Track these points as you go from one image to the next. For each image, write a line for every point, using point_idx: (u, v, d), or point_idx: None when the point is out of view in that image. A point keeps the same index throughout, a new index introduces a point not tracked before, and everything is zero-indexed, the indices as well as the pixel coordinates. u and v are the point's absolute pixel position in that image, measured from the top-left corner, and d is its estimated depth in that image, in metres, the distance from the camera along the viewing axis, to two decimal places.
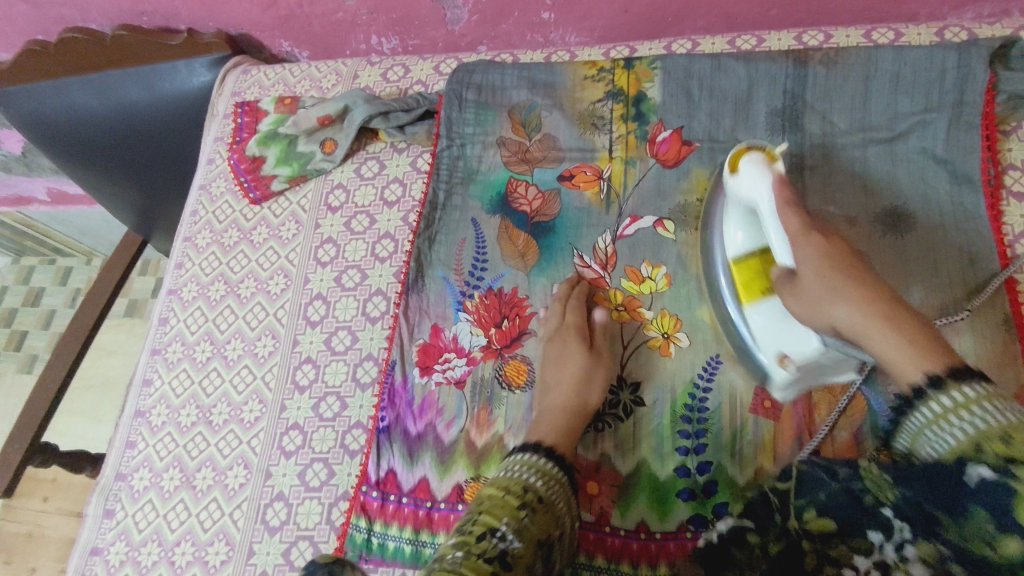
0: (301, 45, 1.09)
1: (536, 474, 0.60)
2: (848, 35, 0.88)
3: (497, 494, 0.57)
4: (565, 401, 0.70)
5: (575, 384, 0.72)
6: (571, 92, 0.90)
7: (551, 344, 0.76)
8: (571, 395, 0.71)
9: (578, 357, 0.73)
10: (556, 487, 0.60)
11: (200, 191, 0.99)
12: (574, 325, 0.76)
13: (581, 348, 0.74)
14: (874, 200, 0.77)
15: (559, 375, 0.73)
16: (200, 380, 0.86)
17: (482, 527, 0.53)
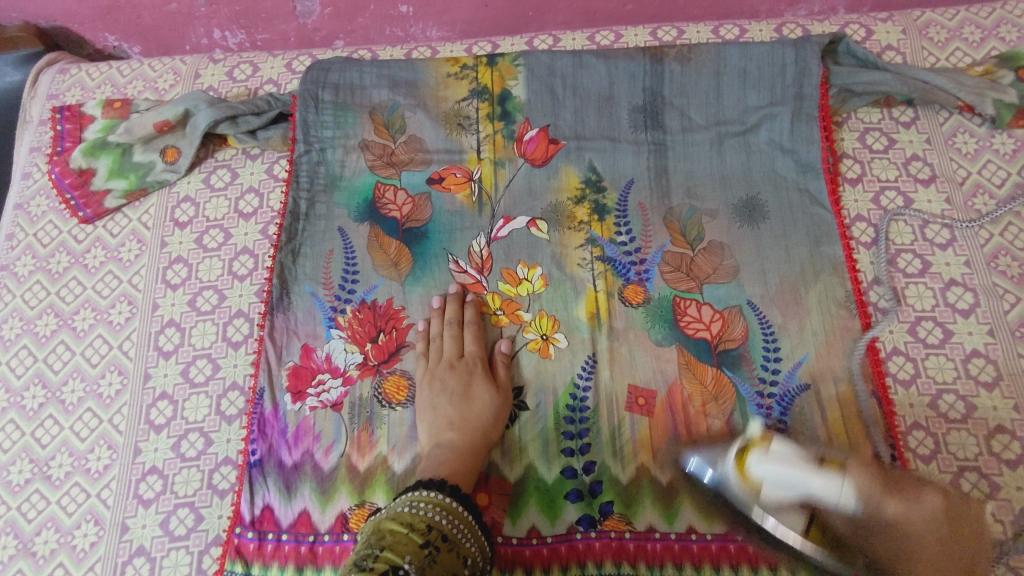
0: (131, 40, 0.98)
1: (439, 510, 0.59)
2: (699, 31, 0.91)
3: (401, 531, 0.56)
4: (473, 440, 0.69)
5: (482, 420, 0.71)
6: (434, 91, 0.87)
7: (450, 373, 0.73)
8: (478, 432, 0.70)
9: (484, 391, 0.72)
10: (462, 526, 0.60)
11: (16, 211, 0.86)
12: (474, 355, 0.74)
13: (484, 380, 0.73)
14: (731, 191, 0.81)
15: (462, 410, 0.71)
16: (32, 430, 0.76)
17: (384, 564, 0.52)
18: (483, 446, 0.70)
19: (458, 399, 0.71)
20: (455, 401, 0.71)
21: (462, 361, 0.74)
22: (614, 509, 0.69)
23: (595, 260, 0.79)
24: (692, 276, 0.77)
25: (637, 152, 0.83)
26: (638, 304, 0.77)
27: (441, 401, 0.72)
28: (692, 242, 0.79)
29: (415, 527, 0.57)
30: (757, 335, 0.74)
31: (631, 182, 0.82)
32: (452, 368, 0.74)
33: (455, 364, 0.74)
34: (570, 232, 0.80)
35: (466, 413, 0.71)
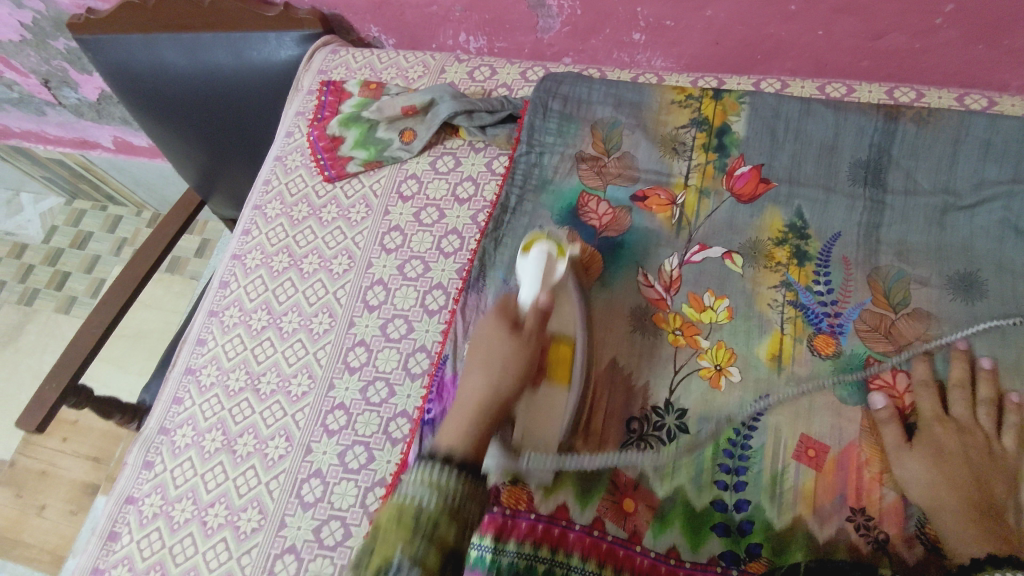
0: (390, 33, 1.11)
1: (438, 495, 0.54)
2: (941, 96, 0.87)
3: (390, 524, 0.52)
4: (488, 398, 0.65)
5: (505, 390, 0.66)
6: (656, 115, 0.91)
7: (488, 327, 0.71)
8: (494, 399, 0.65)
9: (510, 351, 0.68)
10: (459, 494, 0.55)
11: (275, 161, 1.02)
12: (541, 308, 0.72)
13: (533, 348, 0.70)
14: (949, 262, 0.77)
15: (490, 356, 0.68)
16: (253, 347, 0.88)
17: (380, 560, 0.50)
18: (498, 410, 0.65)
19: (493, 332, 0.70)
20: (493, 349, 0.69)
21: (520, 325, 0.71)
22: (761, 554, 0.67)
23: (786, 303, 0.78)
24: (890, 341, 0.74)
25: (851, 206, 0.81)
26: (829, 355, 0.75)
27: (480, 346, 0.70)
28: (895, 306, 0.76)
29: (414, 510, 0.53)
30: (954, 418, 0.70)
31: (838, 235, 0.81)
32: (510, 329, 0.70)
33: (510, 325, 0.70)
34: (766, 271, 0.80)
35: (533, 421, 0.74)
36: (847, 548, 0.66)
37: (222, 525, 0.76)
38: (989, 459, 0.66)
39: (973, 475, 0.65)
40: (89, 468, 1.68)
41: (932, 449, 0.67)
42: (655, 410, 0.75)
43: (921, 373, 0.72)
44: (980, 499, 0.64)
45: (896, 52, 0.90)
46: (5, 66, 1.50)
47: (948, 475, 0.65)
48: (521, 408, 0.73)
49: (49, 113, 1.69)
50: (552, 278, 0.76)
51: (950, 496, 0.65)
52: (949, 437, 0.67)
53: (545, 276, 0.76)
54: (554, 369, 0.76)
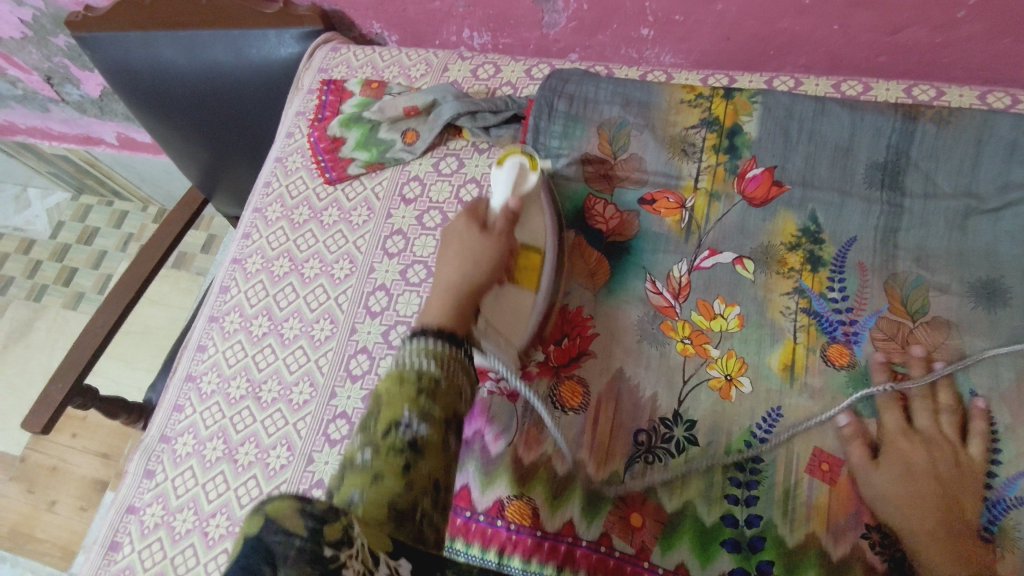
0: (392, 29, 1.09)
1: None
2: (962, 94, 0.84)
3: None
4: (461, 282, 0.65)
5: (477, 278, 0.67)
6: (665, 114, 0.88)
7: (458, 227, 0.73)
8: (464, 283, 0.66)
9: (481, 244, 0.70)
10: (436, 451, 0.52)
11: (277, 163, 1.00)
12: (512, 211, 0.75)
13: (501, 243, 0.71)
14: (970, 269, 0.74)
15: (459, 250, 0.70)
16: (254, 354, 0.86)
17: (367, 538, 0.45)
18: (471, 292, 0.65)
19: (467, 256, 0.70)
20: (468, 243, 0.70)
21: (489, 224, 0.73)
22: (773, 571, 0.65)
23: (800, 311, 0.76)
24: (908, 351, 0.72)
25: (868, 209, 0.79)
26: (843, 366, 0.73)
27: (451, 240, 0.72)
28: (913, 314, 0.73)
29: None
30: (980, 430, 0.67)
31: (853, 240, 0.78)
32: (478, 227, 0.72)
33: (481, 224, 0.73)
34: (778, 277, 0.78)
35: (502, 319, 0.72)
36: (861, 566, 0.64)
37: (223, 536, 0.75)
38: (958, 473, 0.65)
39: (941, 493, 0.64)
40: (98, 465, 1.68)
41: (900, 466, 0.66)
42: (664, 421, 0.73)
43: (948, 395, 0.69)
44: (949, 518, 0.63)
45: (915, 48, 0.87)
46: (8, 63, 1.49)
47: (921, 489, 0.64)
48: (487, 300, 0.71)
49: (53, 110, 1.68)
50: (523, 189, 0.78)
51: (918, 514, 0.63)
52: (916, 451, 0.66)
53: (516, 186, 0.78)
54: (522, 275, 0.75)
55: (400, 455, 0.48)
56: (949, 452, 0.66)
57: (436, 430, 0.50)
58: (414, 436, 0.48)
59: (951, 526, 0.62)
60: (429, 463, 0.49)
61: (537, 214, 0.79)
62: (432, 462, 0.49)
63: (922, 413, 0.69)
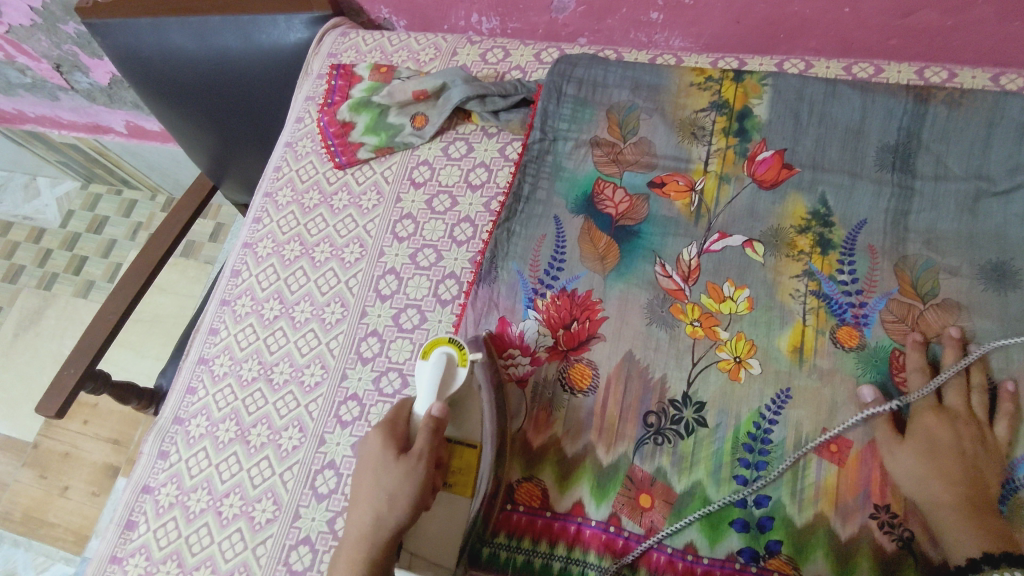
0: (400, 14, 1.09)
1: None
2: (974, 76, 0.84)
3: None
4: (370, 535, 0.63)
5: (391, 522, 0.63)
6: (674, 97, 0.88)
7: (373, 445, 0.67)
8: (380, 529, 0.63)
9: (395, 479, 0.64)
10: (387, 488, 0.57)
11: (286, 148, 1.01)
12: (436, 419, 0.68)
13: (423, 473, 0.65)
14: (981, 251, 0.74)
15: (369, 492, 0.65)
16: (265, 337, 0.87)
17: None
18: (385, 540, 0.63)
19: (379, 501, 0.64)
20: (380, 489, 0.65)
21: (408, 447, 0.66)
22: (782, 550, 0.65)
23: (809, 293, 0.76)
24: (920, 332, 0.72)
25: (878, 192, 0.79)
26: (852, 347, 0.73)
27: (363, 479, 0.66)
28: (923, 296, 0.73)
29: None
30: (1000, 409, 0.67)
31: (863, 222, 0.78)
32: (397, 453, 0.66)
33: (398, 449, 0.67)
34: (788, 260, 0.78)
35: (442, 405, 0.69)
36: (871, 546, 0.64)
37: (236, 515, 0.76)
38: (983, 450, 0.65)
39: (966, 467, 0.64)
40: (109, 450, 1.70)
41: (925, 443, 0.66)
42: (673, 403, 0.73)
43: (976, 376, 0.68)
44: (975, 491, 0.63)
45: (926, 30, 0.86)
46: (18, 51, 1.50)
47: (947, 463, 0.64)
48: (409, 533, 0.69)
49: (63, 98, 1.68)
50: (450, 390, 0.71)
51: (942, 487, 0.63)
52: (939, 427, 0.66)
53: (441, 390, 0.71)
54: (455, 479, 0.71)
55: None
56: (974, 428, 0.66)
57: None
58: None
59: (974, 500, 0.62)
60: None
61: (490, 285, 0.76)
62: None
63: (950, 389, 0.68)
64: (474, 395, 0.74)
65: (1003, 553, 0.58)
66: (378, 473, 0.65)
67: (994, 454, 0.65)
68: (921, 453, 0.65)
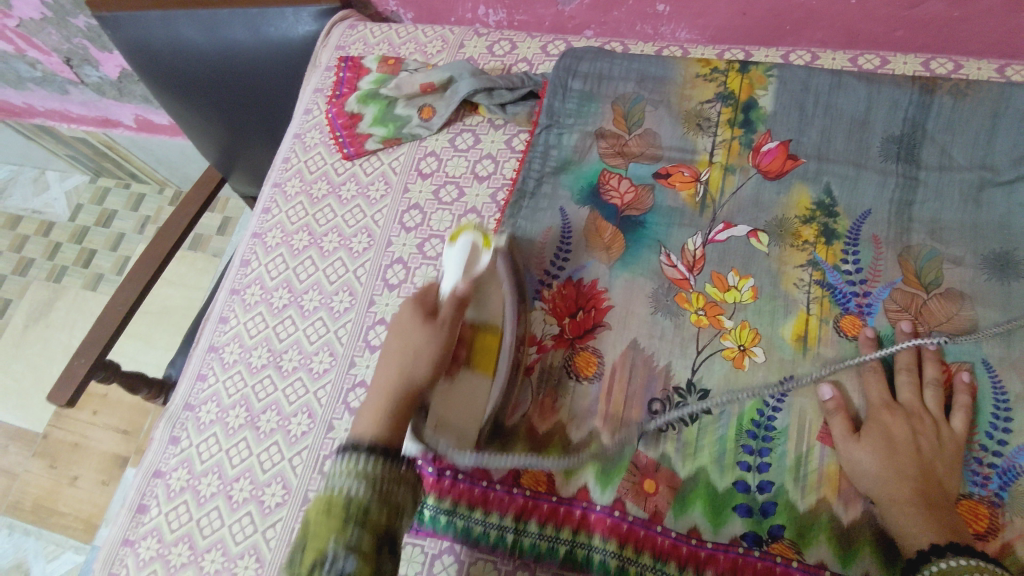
0: (408, 7, 1.10)
1: (366, 482, 0.53)
2: (980, 67, 0.84)
3: (320, 520, 0.51)
4: (398, 385, 0.61)
5: (418, 376, 0.62)
6: (680, 89, 0.89)
7: (403, 319, 0.67)
8: (403, 384, 0.62)
9: (419, 340, 0.65)
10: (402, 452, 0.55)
11: (295, 139, 1.02)
12: (462, 294, 0.68)
13: (447, 336, 0.66)
14: (985, 241, 0.75)
15: (399, 344, 0.65)
16: (274, 325, 0.88)
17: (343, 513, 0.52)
18: (408, 393, 0.61)
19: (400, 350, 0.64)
20: (405, 343, 0.64)
21: (436, 314, 0.67)
22: (785, 535, 0.66)
23: (813, 283, 0.76)
24: (922, 322, 0.73)
25: (882, 182, 0.79)
26: (855, 336, 0.73)
27: (393, 333, 0.67)
28: (927, 285, 0.74)
29: (343, 500, 0.52)
30: (988, 400, 0.68)
31: (868, 212, 0.78)
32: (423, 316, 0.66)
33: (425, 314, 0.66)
34: (792, 249, 0.78)
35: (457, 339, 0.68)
36: (872, 533, 0.65)
37: (246, 499, 0.77)
38: (938, 446, 0.65)
39: (920, 463, 0.64)
40: (119, 441, 1.72)
41: (883, 439, 0.66)
42: (677, 390, 0.74)
43: (932, 372, 0.69)
44: (930, 488, 0.63)
45: (932, 22, 0.87)
46: (28, 44, 1.51)
47: (907, 459, 0.64)
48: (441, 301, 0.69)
49: (72, 92, 1.70)
50: (474, 270, 0.71)
51: (898, 483, 0.63)
52: (894, 422, 0.67)
53: (469, 267, 0.70)
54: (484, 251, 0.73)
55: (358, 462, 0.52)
56: (934, 424, 0.67)
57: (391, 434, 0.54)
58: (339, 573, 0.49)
59: (931, 495, 0.63)
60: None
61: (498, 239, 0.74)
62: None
63: (906, 388, 0.69)
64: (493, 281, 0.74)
65: (951, 545, 0.58)
66: (406, 352, 0.64)
67: (946, 450, 0.65)
68: (878, 448, 0.66)
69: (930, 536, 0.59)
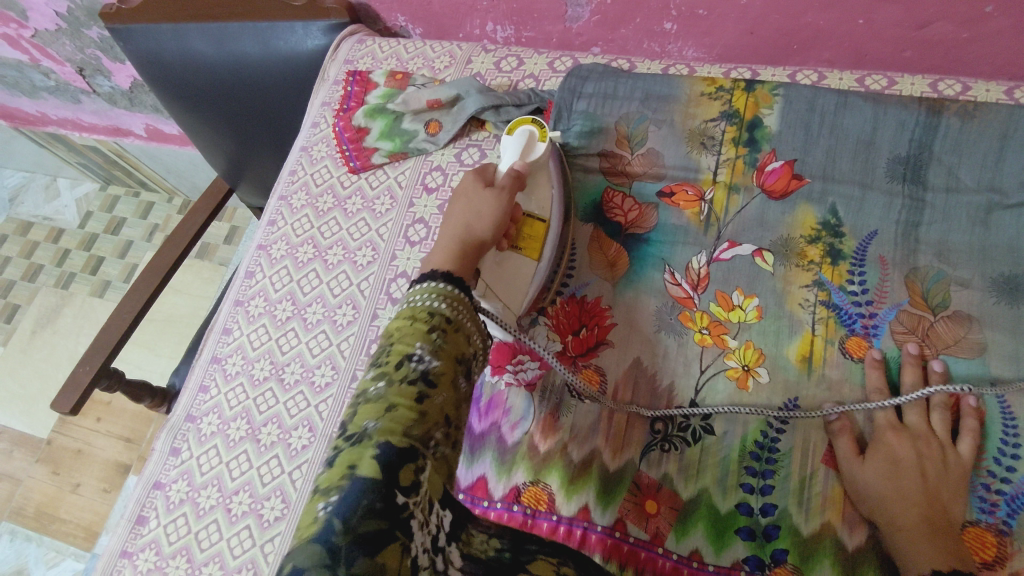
0: (416, 22, 1.10)
1: (446, 301, 0.53)
2: (989, 89, 0.83)
3: (405, 328, 0.51)
4: (463, 236, 0.63)
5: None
6: (684, 106, 0.89)
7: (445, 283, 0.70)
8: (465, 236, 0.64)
9: (486, 202, 0.67)
10: (464, 311, 0.54)
11: (302, 152, 1.02)
12: (518, 171, 0.71)
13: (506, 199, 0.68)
14: (992, 264, 0.74)
15: (456, 207, 0.67)
16: (277, 337, 0.88)
17: (397, 355, 0.49)
18: (475, 242, 0.63)
19: (466, 205, 0.67)
20: (472, 182, 0.69)
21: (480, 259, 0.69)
22: (787, 559, 0.65)
23: (818, 303, 0.76)
24: (928, 345, 0.72)
25: (889, 203, 0.79)
26: (860, 358, 0.73)
27: (455, 199, 0.69)
28: (933, 308, 0.73)
29: (427, 315, 0.52)
30: (995, 425, 0.67)
31: (874, 233, 0.78)
32: (483, 184, 0.69)
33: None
34: (797, 269, 0.78)
35: (501, 284, 0.72)
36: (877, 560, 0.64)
37: (245, 513, 0.77)
38: (944, 470, 0.64)
39: (925, 486, 0.63)
40: (121, 449, 1.72)
41: (887, 460, 0.65)
42: (679, 410, 0.73)
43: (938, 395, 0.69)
44: (934, 511, 0.61)
45: (941, 43, 0.86)
46: (42, 55, 1.53)
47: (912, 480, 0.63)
48: (488, 266, 0.71)
49: (85, 101, 1.72)
50: (530, 158, 0.75)
51: (903, 505, 0.62)
52: (898, 444, 0.66)
53: (525, 156, 0.75)
54: (523, 243, 0.74)
55: (412, 386, 0.47)
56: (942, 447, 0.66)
57: (447, 366, 0.50)
58: (425, 369, 0.48)
59: (936, 519, 0.61)
60: (443, 395, 0.48)
61: (544, 182, 0.78)
62: (444, 395, 0.48)
63: (911, 410, 0.69)
64: (544, 172, 0.78)
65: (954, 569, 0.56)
66: (465, 199, 0.68)
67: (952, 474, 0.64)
68: (880, 469, 0.65)
69: (929, 555, 0.58)
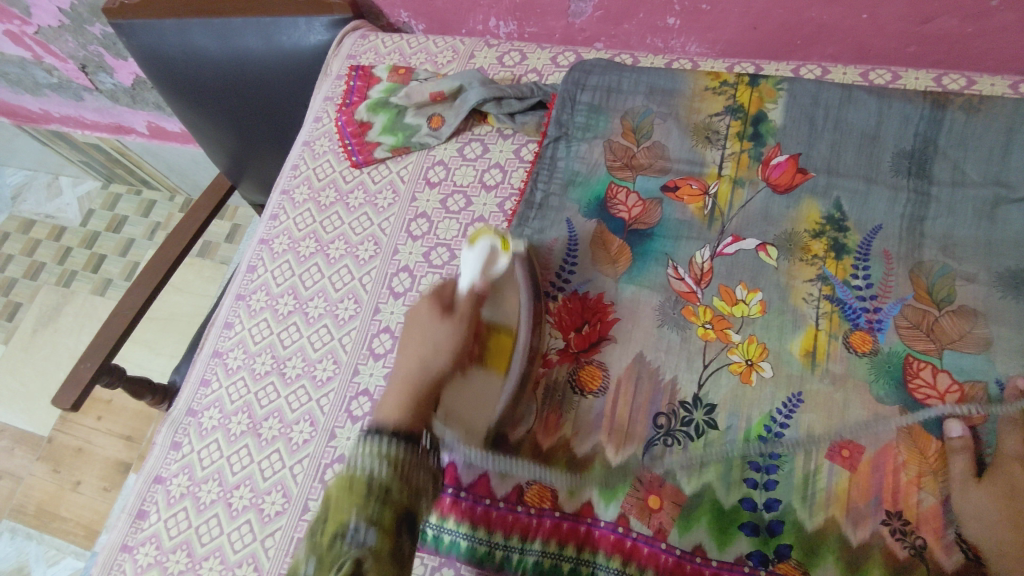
0: (419, 18, 1.10)
1: (389, 465, 0.54)
2: (994, 84, 0.83)
3: (343, 495, 0.51)
4: None
5: None
6: (689, 101, 0.89)
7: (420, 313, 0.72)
8: None
9: (441, 333, 0.69)
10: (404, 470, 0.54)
11: (305, 146, 1.02)
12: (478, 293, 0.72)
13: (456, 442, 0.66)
14: (998, 258, 0.73)
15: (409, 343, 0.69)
16: (279, 332, 0.88)
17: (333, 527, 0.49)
18: None
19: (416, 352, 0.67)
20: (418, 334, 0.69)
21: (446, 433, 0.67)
22: (791, 555, 0.65)
23: (822, 298, 0.76)
24: (933, 339, 0.71)
25: (894, 198, 0.78)
26: (866, 353, 0.72)
27: (412, 330, 0.70)
28: (938, 302, 0.73)
29: (366, 479, 0.52)
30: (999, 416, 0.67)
31: (878, 228, 0.77)
32: (442, 314, 0.70)
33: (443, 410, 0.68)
34: (801, 264, 0.78)
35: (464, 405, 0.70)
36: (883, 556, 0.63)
37: (246, 507, 0.77)
38: None
39: None
40: (122, 447, 1.72)
41: (1006, 485, 0.63)
42: (683, 404, 0.73)
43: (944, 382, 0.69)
44: None
45: (945, 38, 0.86)
46: (45, 52, 1.53)
47: (1011, 515, 0.61)
48: (452, 390, 0.68)
49: (87, 98, 1.72)
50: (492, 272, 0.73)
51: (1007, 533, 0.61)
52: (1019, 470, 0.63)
53: (487, 270, 0.73)
54: (489, 359, 0.73)
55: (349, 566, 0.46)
56: None
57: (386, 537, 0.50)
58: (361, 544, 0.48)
59: None
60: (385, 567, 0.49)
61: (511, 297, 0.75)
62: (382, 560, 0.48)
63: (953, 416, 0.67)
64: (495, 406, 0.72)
65: None
66: None
67: (999, 481, 0.63)
68: (994, 494, 0.62)
69: None
